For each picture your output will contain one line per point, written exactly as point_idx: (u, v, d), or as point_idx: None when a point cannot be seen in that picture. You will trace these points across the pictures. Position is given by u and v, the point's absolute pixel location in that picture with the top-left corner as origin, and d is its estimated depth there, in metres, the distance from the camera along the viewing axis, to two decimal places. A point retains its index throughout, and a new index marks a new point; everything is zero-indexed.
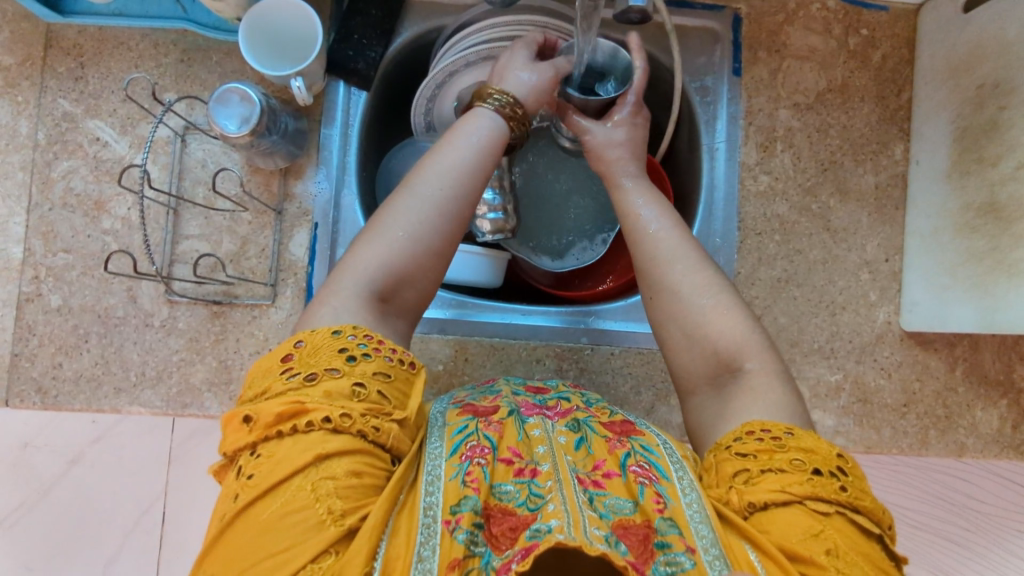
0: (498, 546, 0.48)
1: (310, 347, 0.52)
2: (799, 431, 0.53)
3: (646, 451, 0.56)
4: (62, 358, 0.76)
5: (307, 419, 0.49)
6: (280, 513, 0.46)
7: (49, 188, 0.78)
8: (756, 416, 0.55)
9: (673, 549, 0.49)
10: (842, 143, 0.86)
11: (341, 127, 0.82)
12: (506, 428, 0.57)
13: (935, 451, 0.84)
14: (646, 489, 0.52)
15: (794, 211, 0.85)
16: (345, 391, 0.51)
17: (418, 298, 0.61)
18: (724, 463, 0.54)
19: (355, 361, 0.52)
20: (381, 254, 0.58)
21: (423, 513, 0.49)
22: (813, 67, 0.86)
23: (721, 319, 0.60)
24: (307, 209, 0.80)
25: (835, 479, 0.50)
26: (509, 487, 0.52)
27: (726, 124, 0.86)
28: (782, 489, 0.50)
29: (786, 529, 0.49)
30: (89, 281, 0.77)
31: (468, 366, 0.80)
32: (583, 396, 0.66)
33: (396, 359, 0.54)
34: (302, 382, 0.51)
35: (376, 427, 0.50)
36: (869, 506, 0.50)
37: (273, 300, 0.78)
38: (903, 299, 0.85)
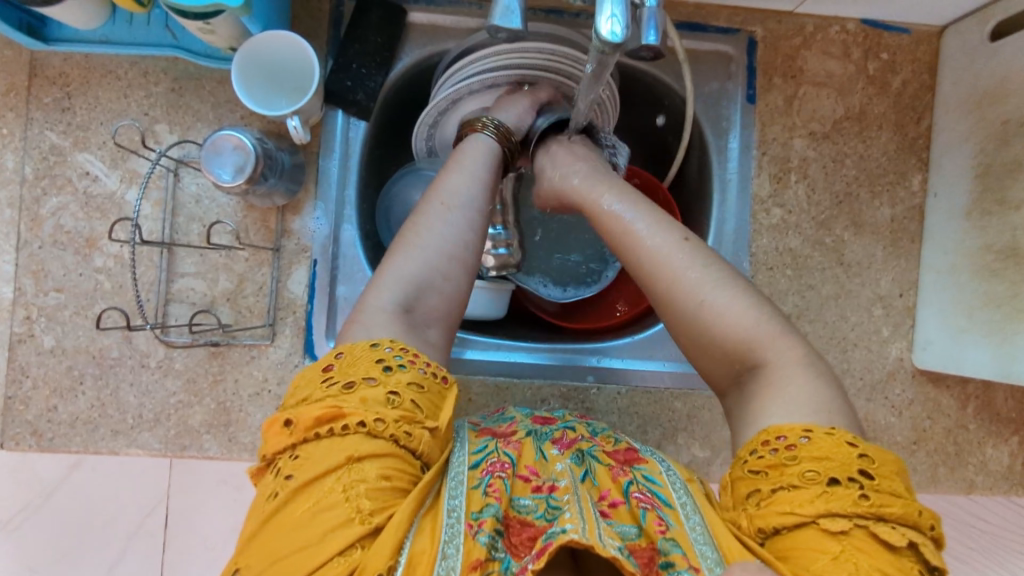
0: (517, 554, 0.49)
1: (349, 358, 0.52)
2: (817, 434, 0.50)
3: (647, 481, 0.55)
4: (56, 401, 0.75)
5: (344, 422, 0.48)
6: (312, 513, 0.45)
7: (38, 226, 0.75)
8: (779, 419, 0.52)
9: (676, 568, 0.49)
10: (858, 173, 0.83)
11: (340, 158, 0.79)
12: (525, 447, 0.57)
13: (944, 488, 0.83)
14: (647, 513, 0.52)
15: (807, 244, 0.83)
16: (381, 398, 0.50)
17: (444, 304, 0.58)
18: (737, 481, 0.52)
19: (392, 371, 0.51)
20: (400, 270, 0.58)
21: (447, 514, 0.48)
22: (830, 94, 0.83)
23: (730, 310, 0.57)
24: (306, 246, 0.77)
25: (854, 488, 0.47)
26: (527, 501, 0.52)
27: (739, 154, 0.83)
28: (794, 509, 0.48)
29: (807, 555, 0.47)
30: (83, 322, 0.75)
31: (472, 406, 0.79)
32: (587, 425, 0.63)
33: (430, 371, 0.53)
34: (340, 388, 0.50)
35: (408, 432, 0.49)
36: (896, 513, 0.47)
37: (272, 339, 0.76)
38: (916, 336, 0.83)
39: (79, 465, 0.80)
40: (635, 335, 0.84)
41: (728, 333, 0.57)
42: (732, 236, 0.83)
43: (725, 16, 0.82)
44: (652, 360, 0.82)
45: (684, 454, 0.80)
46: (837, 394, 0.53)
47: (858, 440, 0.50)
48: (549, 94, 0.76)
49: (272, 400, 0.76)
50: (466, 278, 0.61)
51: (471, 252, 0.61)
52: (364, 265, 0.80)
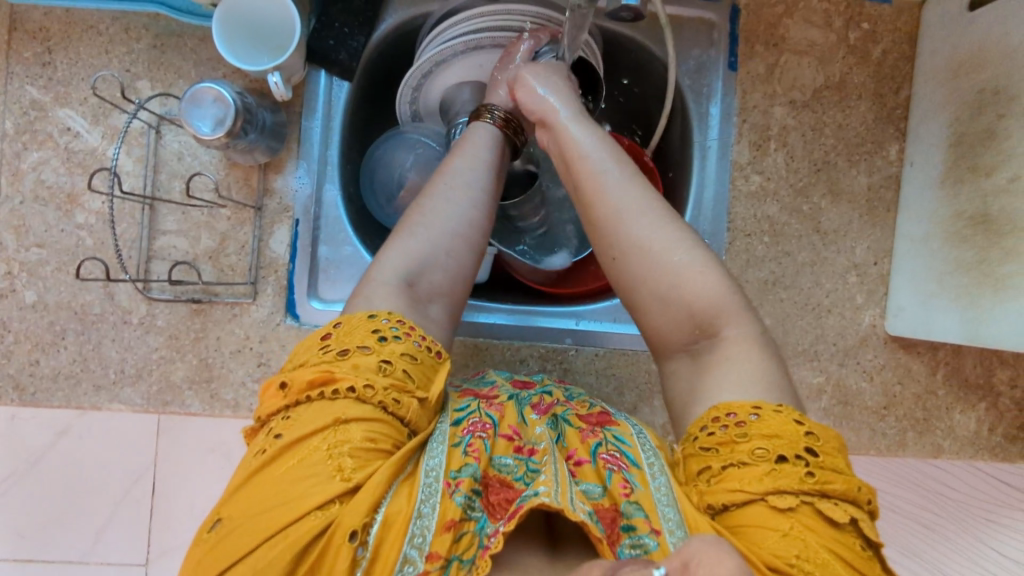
0: (494, 514, 0.49)
1: (346, 327, 0.53)
2: (765, 410, 0.51)
3: (618, 441, 0.56)
4: (39, 355, 0.75)
5: (335, 387, 0.50)
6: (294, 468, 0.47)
7: (19, 181, 0.75)
8: (730, 399, 0.53)
9: (637, 532, 0.50)
10: (836, 142, 0.84)
11: (323, 119, 0.79)
12: (507, 410, 0.57)
13: (912, 452, 0.86)
14: (613, 474, 0.53)
15: (784, 212, 0.84)
16: (373, 366, 0.51)
17: (448, 280, 0.59)
18: (689, 459, 0.54)
19: (386, 341, 0.52)
20: (405, 246, 0.59)
21: (425, 475, 0.49)
22: (811, 63, 0.84)
23: (693, 278, 0.57)
24: (288, 205, 0.78)
25: (801, 465, 0.49)
26: (508, 461, 0.53)
27: (719, 121, 0.84)
28: (742, 487, 0.50)
29: (756, 531, 0.48)
30: (64, 278, 0.76)
31: (451, 365, 0.80)
32: (565, 391, 0.65)
33: (425, 344, 0.54)
34: (335, 354, 0.51)
35: (397, 400, 0.51)
36: (841, 489, 0.49)
37: (254, 297, 0.77)
38: (889, 303, 0.84)
39: (65, 434, 0.77)
40: (614, 298, 0.85)
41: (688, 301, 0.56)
42: (711, 204, 0.84)
43: None
44: (630, 324, 0.84)
45: (660, 415, 0.82)
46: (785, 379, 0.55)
47: (803, 419, 0.52)
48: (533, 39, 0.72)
49: (253, 357, 0.77)
50: (472, 257, 0.61)
51: (476, 232, 0.62)
52: (347, 227, 0.81)
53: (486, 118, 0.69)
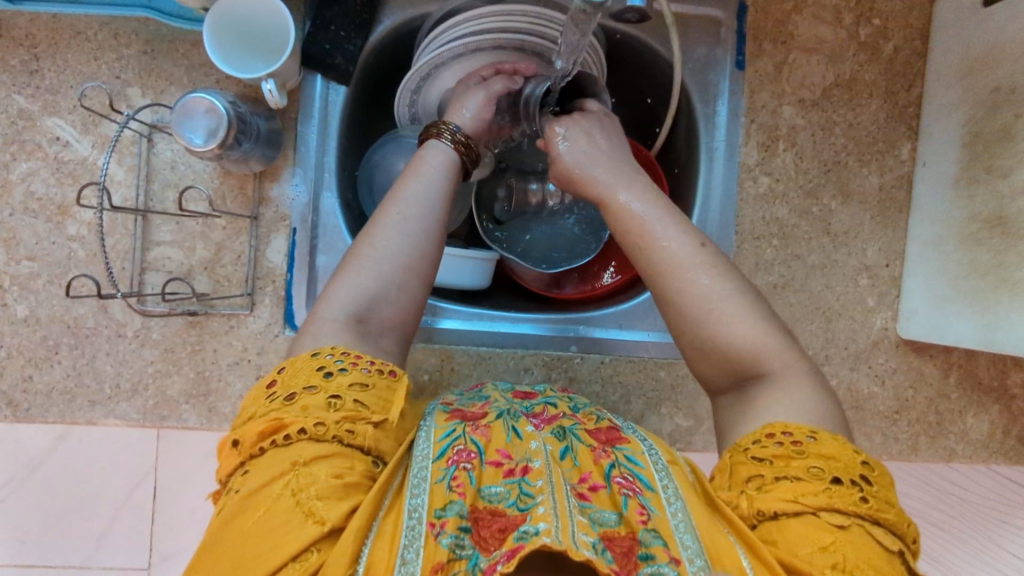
0: (486, 548, 0.46)
1: (290, 370, 0.51)
2: (822, 435, 0.50)
3: (630, 463, 0.54)
4: (32, 371, 0.74)
5: (286, 433, 0.48)
6: (262, 520, 0.45)
7: (8, 192, 0.73)
8: (780, 417, 0.53)
9: (656, 561, 0.47)
10: (847, 142, 0.82)
11: (319, 125, 0.77)
12: (493, 432, 0.55)
13: (924, 457, 0.84)
14: (629, 501, 0.51)
15: (793, 213, 0.82)
16: (322, 404, 0.49)
17: (400, 313, 0.57)
18: (737, 466, 0.52)
19: (332, 376, 0.50)
20: (356, 280, 0.56)
21: (408, 515, 0.47)
22: (821, 61, 0.81)
23: (741, 324, 0.56)
24: (285, 214, 0.76)
25: (856, 490, 0.48)
26: (497, 489, 0.50)
27: (727, 121, 0.82)
28: (795, 499, 0.48)
29: (796, 540, 0.47)
30: (57, 291, 0.74)
31: (454, 376, 0.78)
32: (570, 401, 0.62)
33: (374, 368, 0.52)
34: (281, 401, 0.49)
35: (351, 431, 0.49)
36: (891, 518, 0.48)
37: (251, 309, 0.75)
38: (901, 305, 0.82)
39: (66, 442, 0.76)
40: (620, 304, 0.83)
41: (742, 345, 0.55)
42: (719, 205, 0.82)
43: None
44: (637, 330, 0.82)
45: (667, 423, 0.80)
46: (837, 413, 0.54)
47: (859, 448, 0.51)
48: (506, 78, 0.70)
49: (252, 369, 0.75)
50: (424, 287, 0.58)
51: (427, 263, 0.58)
52: (345, 234, 0.79)
53: (442, 137, 0.64)
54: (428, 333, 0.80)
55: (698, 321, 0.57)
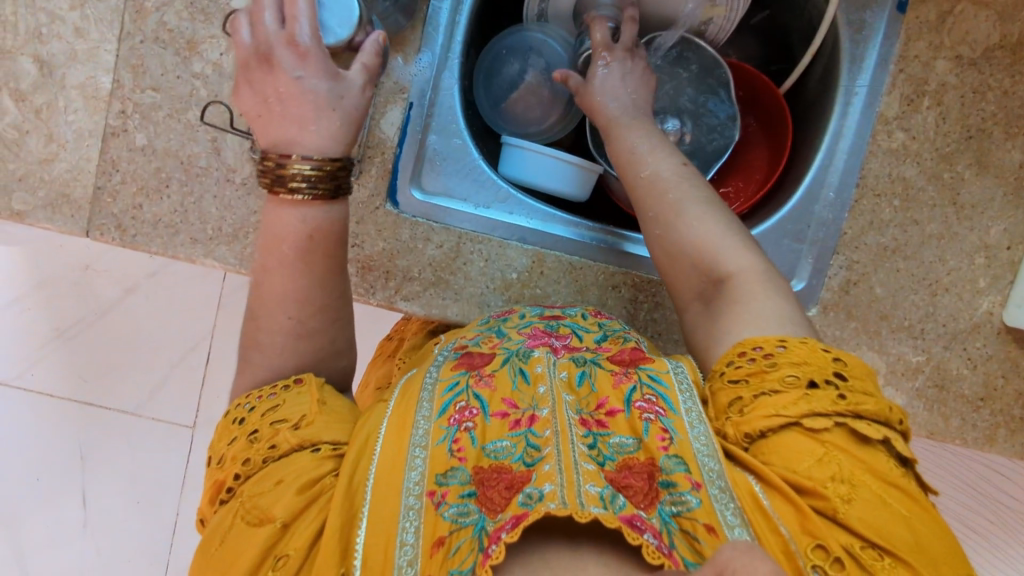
0: (493, 510, 0.48)
1: (219, 437, 0.57)
2: (790, 342, 0.54)
3: (654, 382, 0.57)
4: (142, 200, 0.75)
5: (226, 487, 0.53)
6: (231, 545, 0.50)
7: (142, 19, 0.74)
8: (757, 332, 0.57)
9: (678, 488, 0.50)
10: (997, 110, 0.77)
11: (452, 3, 0.76)
12: (497, 380, 0.58)
13: (1000, 450, 0.81)
14: (651, 425, 0.54)
15: (922, 176, 0.78)
16: (245, 444, 0.54)
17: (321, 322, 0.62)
18: (718, 393, 0.56)
19: (249, 417, 0.56)
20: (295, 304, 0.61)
21: (408, 493, 0.50)
22: (989, 17, 0.76)
23: (717, 241, 0.63)
24: (405, 87, 0.75)
25: (831, 390, 0.52)
26: (504, 444, 0.52)
27: (874, 67, 0.77)
28: (777, 412, 0.52)
29: (792, 456, 0.51)
30: (175, 126, 0.75)
31: (542, 280, 0.78)
32: (598, 330, 0.66)
33: (277, 387, 0.57)
34: (217, 466, 0.55)
35: (274, 446, 0.53)
36: (872, 410, 0.51)
37: (357, 176, 0.74)
38: (1013, 292, 0.79)
39: None
40: None
41: (698, 248, 0.64)
42: (848, 148, 0.78)
43: None
44: None
45: None
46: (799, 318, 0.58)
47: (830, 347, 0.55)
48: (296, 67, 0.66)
49: None
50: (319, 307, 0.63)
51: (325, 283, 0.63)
52: (460, 119, 0.78)
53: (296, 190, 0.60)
54: (523, 233, 0.79)
55: (673, 244, 0.66)
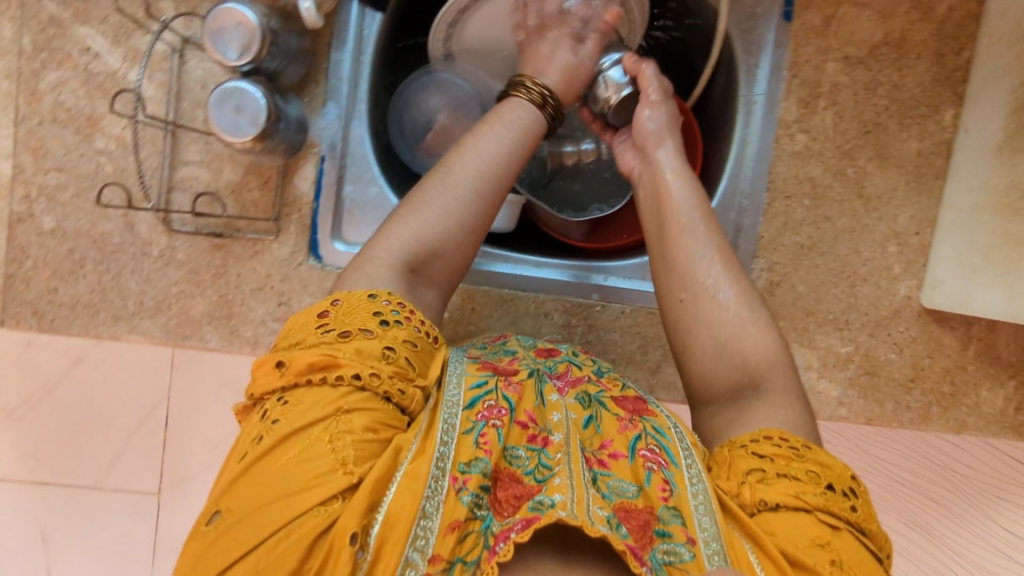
0: (500, 512, 0.46)
1: (345, 306, 0.52)
2: (817, 448, 0.52)
3: (657, 434, 0.54)
4: (57, 283, 0.74)
5: (338, 373, 0.48)
6: (304, 450, 0.46)
7: (37, 101, 0.72)
8: (773, 424, 0.54)
9: (672, 539, 0.47)
10: (889, 103, 0.80)
11: (353, 52, 0.75)
12: (525, 390, 0.54)
13: (935, 427, 0.84)
14: (652, 475, 0.50)
15: (827, 174, 0.80)
16: (376, 352, 0.49)
17: (448, 270, 0.59)
18: (736, 460, 0.52)
19: (387, 326, 0.51)
20: (415, 225, 0.57)
21: (435, 464, 0.46)
22: (871, 17, 0.79)
23: (754, 330, 0.57)
24: (314, 141, 0.75)
25: (846, 499, 0.49)
26: (520, 453, 0.50)
27: (769, 74, 0.80)
28: (796, 495, 0.49)
29: (794, 533, 0.47)
30: (83, 205, 0.74)
31: (475, 316, 0.79)
32: (594, 364, 0.63)
33: (424, 330, 0.53)
34: (336, 336, 0.50)
35: (401, 390, 0.49)
36: (871, 529, 0.50)
37: (276, 235, 0.75)
38: (927, 274, 0.82)
39: (83, 359, 0.81)
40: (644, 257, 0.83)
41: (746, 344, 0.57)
42: (753, 159, 0.81)
43: None
44: None
45: None
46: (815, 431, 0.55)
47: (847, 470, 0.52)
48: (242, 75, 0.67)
49: (274, 296, 0.76)
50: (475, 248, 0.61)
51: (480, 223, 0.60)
52: (373, 167, 0.77)
53: (522, 93, 0.65)
54: None
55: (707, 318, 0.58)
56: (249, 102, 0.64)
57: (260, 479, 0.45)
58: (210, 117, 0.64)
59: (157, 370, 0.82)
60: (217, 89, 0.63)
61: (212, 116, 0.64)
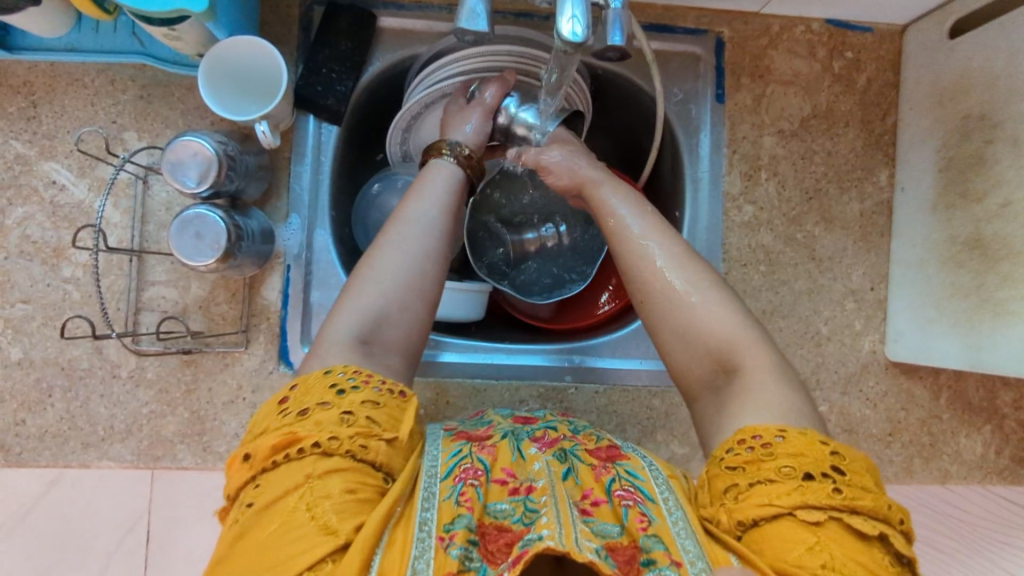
0: (494, 561, 0.47)
1: (302, 387, 0.51)
2: (790, 433, 0.49)
3: (631, 476, 0.54)
4: (24, 415, 0.73)
5: (299, 445, 0.47)
6: (281, 524, 0.45)
7: (3, 237, 0.74)
8: (754, 420, 0.51)
9: (658, 565, 0.48)
10: (827, 169, 0.84)
11: (312, 162, 0.79)
12: (500, 451, 0.55)
13: (920, 479, 0.84)
14: (630, 510, 0.51)
15: (778, 240, 0.84)
16: (335, 419, 0.48)
17: (403, 333, 0.57)
18: (714, 478, 0.51)
19: (344, 393, 0.50)
20: (358, 302, 0.56)
21: (418, 528, 0.47)
22: (798, 92, 0.84)
23: (708, 314, 0.56)
24: (279, 252, 0.77)
25: (828, 483, 0.47)
26: (503, 506, 0.51)
27: (710, 153, 0.84)
28: (770, 502, 0.47)
29: (783, 546, 0.46)
30: (51, 333, 0.74)
31: (450, 409, 0.79)
32: (570, 423, 0.61)
33: (385, 388, 0.51)
34: (295, 415, 0.49)
35: (365, 446, 0.48)
36: (869, 505, 0.46)
37: (246, 346, 0.76)
38: (888, 328, 0.84)
39: (60, 481, 0.74)
40: (612, 333, 0.84)
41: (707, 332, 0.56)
42: (706, 233, 0.84)
43: (693, 18, 0.84)
44: (630, 359, 0.83)
45: (664, 450, 0.81)
46: (810, 408, 0.53)
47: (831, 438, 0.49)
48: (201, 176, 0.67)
49: (246, 407, 0.75)
50: (426, 308, 0.59)
51: (430, 282, 0.59)
52: (339, 270, 0.80)
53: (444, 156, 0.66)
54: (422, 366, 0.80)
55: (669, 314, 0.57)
56: (209, 227, 0.66)
57: (243, 559, 0.44)
58: (171, 245, 0.66)
59: (135, 497, 0.76)
60: (177, 218, 0.66)
61: (174, 242, 0.66)
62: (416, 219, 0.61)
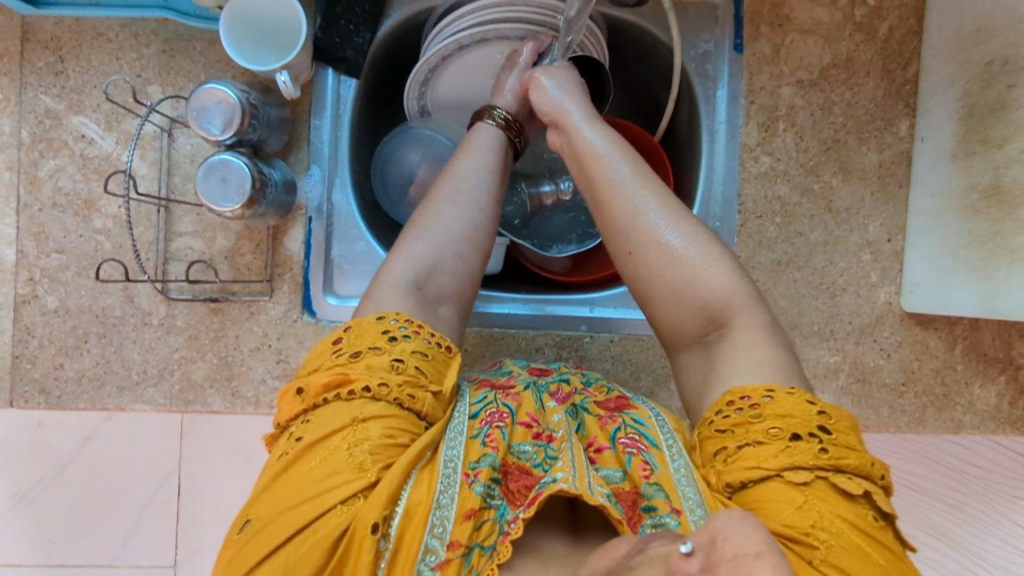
0: (513, 502, 0.49)
1: (356, 330, 0.53)
2: (778, 392, 0.51)
3: (637, 424, 0.56)
4: (62, 359, 0.77)
5: (350, 388, 0.50)
6: (321, 464, 0.48)
7: (37, 188, 0.76)
8: (744, 381, 0.53)
9: (658, 512, 0.50)
10: (845, 120, 0.84)
11: (332, 116, 0.80)
12: (525, 398, 0.57)
13: (933, 429, 0.85)
14: (634, 458, 0.53)
15: (795, 192, 0.84)
16: (386, 364, 0.51)
17: (456, 283, 0.59)
18: (706, 442, 0.53)
19: (397, 341, 0.52)
20: (412, 251, 0.59)
21: (445, 466, 0.50)
22: (817, 41, 0.83)
23: (702, 273, 0.56)
24: (302, 203, 0.79)
25: (814, 442, 0.49)
26: (527, 448, 0.53)
27: (727, 104, 0.85)
28: (758, 464, 0.49)
29: (771, 506, 0.48)
30: (84, 282, 0.77)
31: (468, 356, 0.80)
32: (583, 375, 0.63)
33: (433, 341, 0.54)
34: (347, 357, 0.52)
35: (412, 395, 0.51)
36: (853, 463, 0.49)
37: (271, 295, 0.78)
38: (904, 280, 0.84)
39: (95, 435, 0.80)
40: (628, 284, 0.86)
41: (697, 292, 0.56)
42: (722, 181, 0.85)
43: None
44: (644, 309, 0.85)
45: (677, 399, 0.82)
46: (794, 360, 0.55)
47: (815, 399, 0.51)
48: (227, 121, 0.69)
49: (272, 353, 0.78)
50: (478, 259, 0.61)
51: (482, 234, 0.61)
52: (361, 224, 0.81)
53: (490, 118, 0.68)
54: None
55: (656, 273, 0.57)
56: (234, 172, 0.68)
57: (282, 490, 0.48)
58: (198, 191, 0.68)
59: None
60: (203, 163, 0.68)
61: (201, 188, 0.68)
62: (470, 185, 0.63)
